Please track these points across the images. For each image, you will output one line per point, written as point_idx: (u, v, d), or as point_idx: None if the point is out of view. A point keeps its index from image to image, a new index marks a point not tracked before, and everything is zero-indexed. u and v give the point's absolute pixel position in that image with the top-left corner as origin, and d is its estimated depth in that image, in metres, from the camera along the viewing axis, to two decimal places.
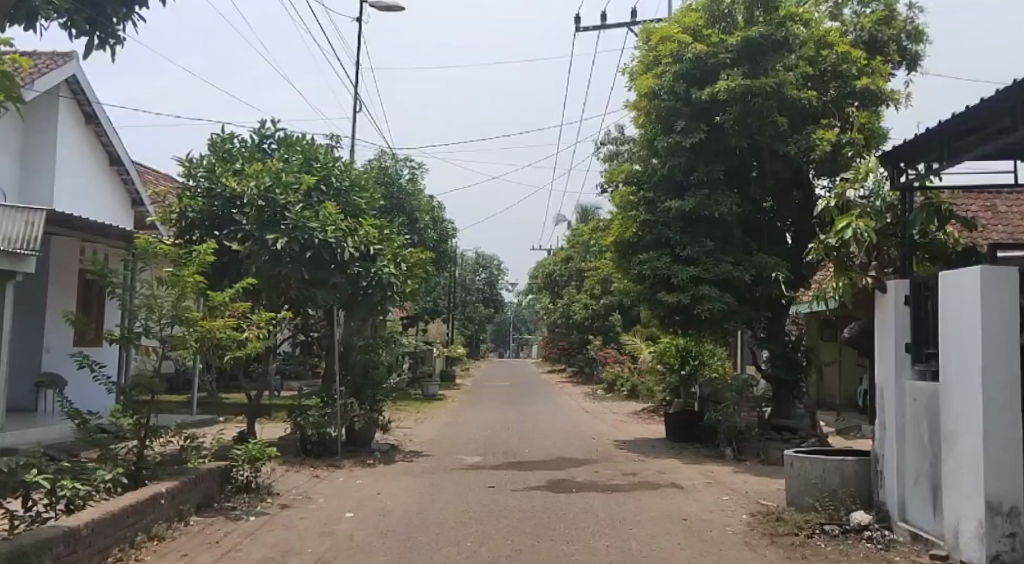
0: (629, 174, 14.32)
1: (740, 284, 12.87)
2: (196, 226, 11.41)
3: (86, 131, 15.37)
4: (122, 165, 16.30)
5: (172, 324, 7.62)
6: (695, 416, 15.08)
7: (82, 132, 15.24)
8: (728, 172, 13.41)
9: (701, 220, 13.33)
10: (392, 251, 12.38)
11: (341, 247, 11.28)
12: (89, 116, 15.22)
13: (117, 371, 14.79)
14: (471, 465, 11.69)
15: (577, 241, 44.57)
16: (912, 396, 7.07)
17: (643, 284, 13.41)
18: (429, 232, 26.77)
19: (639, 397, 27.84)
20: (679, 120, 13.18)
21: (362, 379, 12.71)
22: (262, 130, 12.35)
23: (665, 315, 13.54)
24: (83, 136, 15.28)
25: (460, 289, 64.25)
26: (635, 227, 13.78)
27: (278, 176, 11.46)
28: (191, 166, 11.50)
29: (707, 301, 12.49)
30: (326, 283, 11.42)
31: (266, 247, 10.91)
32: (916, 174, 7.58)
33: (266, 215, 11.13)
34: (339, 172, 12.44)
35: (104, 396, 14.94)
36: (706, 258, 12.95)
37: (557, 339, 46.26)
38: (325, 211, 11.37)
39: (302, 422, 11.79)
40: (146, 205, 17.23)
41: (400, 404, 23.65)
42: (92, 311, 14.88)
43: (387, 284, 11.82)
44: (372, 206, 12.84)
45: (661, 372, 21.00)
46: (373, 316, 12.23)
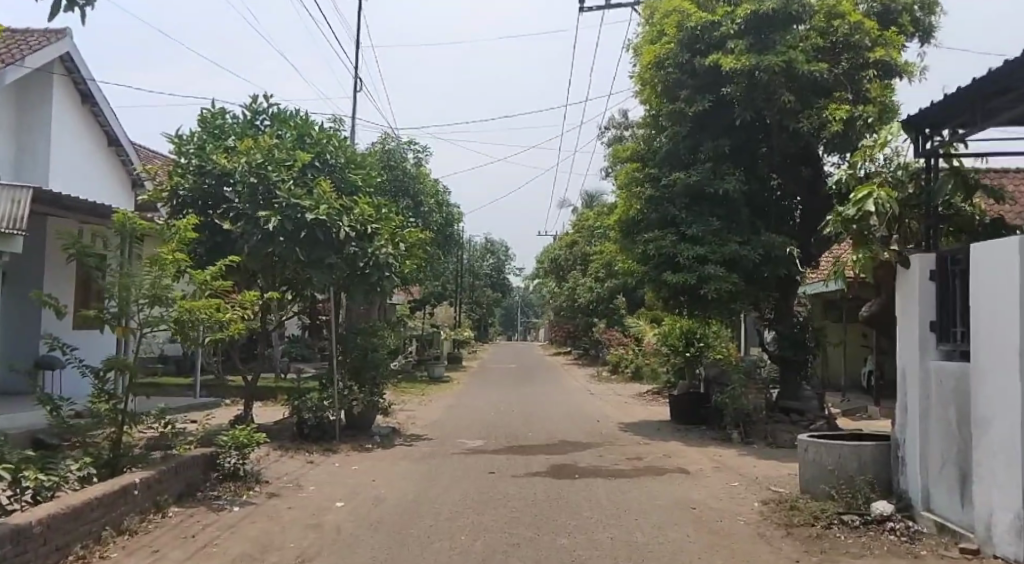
0: (632, 151, 13.83)
1: (751, 265, 12.37)
2: (191, 205, 10.89)
3: (83, 111, 14.85)
4: (121, 146, 15.83)
5: (153, 306, 7.21)
6: (701, 398, 14.62)
7: (77, 113, 14.72)
8: (732, 148, 12.72)
9: (707, 197, 12.78)
10: (388, 232, 11.83)
11: (336, 226, 10.82)
12: (85, 95, 14.72)
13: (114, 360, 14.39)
14: (472, 450, 11.29)
15: (583, 224, 43.99)
16: (938, 378, 6.60)
17: (648, 266, 12.84)
18: (435, 215, 26.18)
19: (645, 380, 27.43)
20: (683, 91, 12.53)
21: (361, 361, 12.27)
22: (254, 105, 11.63)
23: (668, 297, 12.99)
24: (79, 117, 14.77)
25: (466, 273, 63.83)
26: (641, 205, 13.24)
27: (269, 153, 10.92)
28: (182, 143, 11.01)
29: (713, 282, 12.02)
30: (322, 263, 10.95)
31: (258, 226, 10.46)
32: (941, 140, 7.09)
33: (258, 195, 10.66)
34: (334, 149, 11.81)
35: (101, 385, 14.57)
36: (712, 238, 12.40)
37: (564, 322, 45.85)
38: (318, 190, 10.82)
39: (298, 405, 11.37)
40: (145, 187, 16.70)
41: (403, 387, 23.29)
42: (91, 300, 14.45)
43: (386, 264, 11.46)
44: (369, 186, 12.29)
45: (667, 353, 20.62)
46: (372, 298, 11.84)
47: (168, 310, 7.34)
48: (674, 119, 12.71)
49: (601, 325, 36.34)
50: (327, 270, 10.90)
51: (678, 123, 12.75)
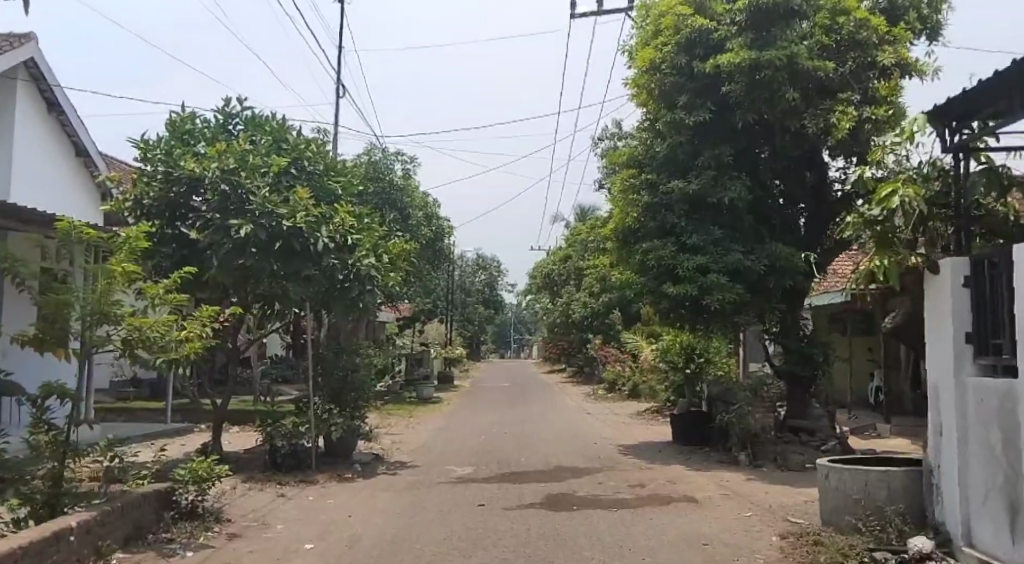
0: (627, 156, 13.15)
1: (755, 275, 11.68)
2: (154, 215, 10.17)
3: (48, 120, 14.11)
4: (90, 157, 15.08)
5: (99, 325, 6.17)
6: (703, 417, 13.91)
7: (42, 122, 13.98)
8: (735, 156, 12.09)
9: (708, 205, 12.09)
10: (370, 244, 11.10)
11: (314, 237, 10.03)
12: (51, 103, 13.98)
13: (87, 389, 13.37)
14: (460, 478, 10.48)
15: (576, 239, 43.37)
16: (976, 396, 5.84)
17: (646, 277, 12.17)
18: (423, 229, 25.47)
19: (641, 398, 26.66)
20: (682, 95, 11.88)
21: (341, 383, 11.50)
22: (226, 108, 10.95)
23: (666, 311, 12.25)
24: (44, 126, 14.03)
25: (458, 291, 63.07)
26: (637, 213, 12.55)
27: (244, 158, 10.11)
28: (147, 148, 10.28)
29: (716, 292, 11.33)
30: (298, 275, 10.17)
31: (228, 235, 9.71)
32: (970, 133, 6.39)
33: (229, 203, 9.87)
34: (312, 155, 11.09)
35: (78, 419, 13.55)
36: (714, 247, 11.75)
37: (557, 339, 45.10)
38: (294, 197, 10.08)
39: (271, 432, 10.55)
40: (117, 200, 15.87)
41: (392, 408, 22.45)
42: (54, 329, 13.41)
43: (367, 277, 10.70)
44: (351, 195, 11.59)
45: (665, 369, 19.89)
46: (353, 315, 11.01)
47: (112, 329, 6.36)
48: (671, 125, 12.05)
49: (595, 341, 35.60)
50: (304, 283, 10.13)
51: (676, 129, 12.09)
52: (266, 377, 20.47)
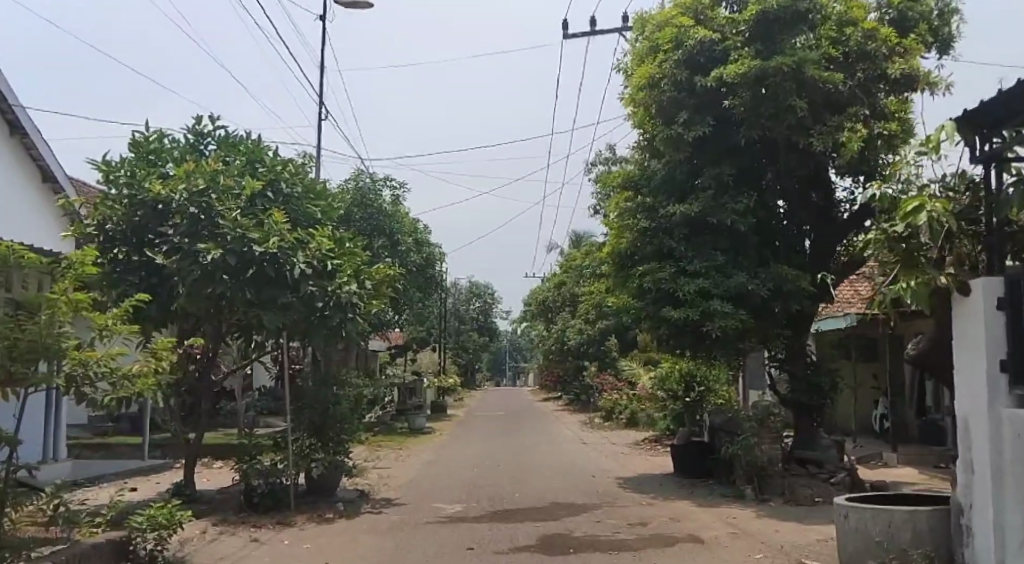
0: (623, 177, 12.65)
1: (758, 300, 11.20)
2: (119, 240, 9.95)
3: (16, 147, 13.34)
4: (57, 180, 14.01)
5: (39, 362, 5.53)
6: (705, 448, 13.31)
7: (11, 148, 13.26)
8: (737, 172, 11.64)
9: (709, 228, 11.64)
10: (352, 270, 10.61)
11: (289, 262, 9.65)
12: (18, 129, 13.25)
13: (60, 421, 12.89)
14: (450, 517, 9.83)
15: (570, 265, 42.92)
16: (1014, 428, 5.28)
17: (644, 302, 11.70)
18: (413, 255, 24.98)
19: (639, 427, 26.00)
20: (681, 112, 11.40)
21: (323, 417, 10.87)
22: (198, 127, 10.66)
23: (664, 340, 11.83)
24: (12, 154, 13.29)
25: (451, 318, 62.44)
26: (635, 234, 12.11)
27: (215, 178, 9.75)
28: (113, 170, 9.94)
29: (719, 318, 10.80)
30: (274, 303, 9.75)
31: (196, 262, 9.33)
32: (1002, 143, 5.89)
33: (197, 223, 9.55)
34: (289, 177, 10.61)
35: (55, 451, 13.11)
36: (716, 274, 11.24)
37: (552, 367, 44.43)
38: (269, 219, 9.60)
39: (247, 470, 9.91)
40: None
41: (381, 440, 21.74)
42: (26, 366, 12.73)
43: (349, 304, 10.18)
44: (332, 218, 11.15)
45: (664, 397, 19.29)
46: (335, 343, 10.52)
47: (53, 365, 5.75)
48: (672, 143, 11.51)
49: (591, 368, 34.99)
50: (280, 312, 9.71)
51: (677, 146, 11.56)
52: (251, 408, 19.80)
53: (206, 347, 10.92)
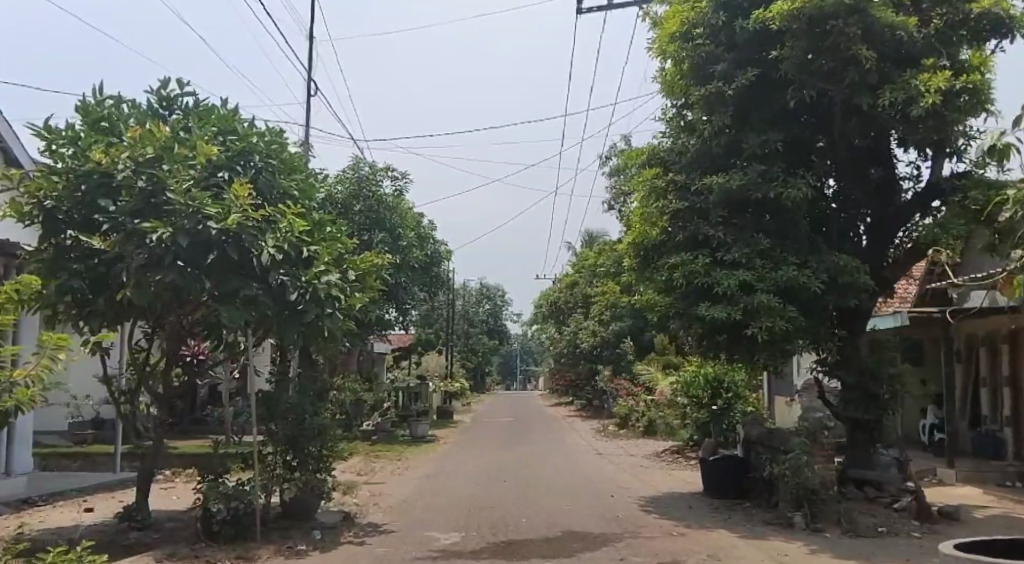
0: (650, 153, 11.26)
1: (809, 295, 9.52)
2: (66, 223, 8.29)
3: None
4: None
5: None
6: (740, 465, 11.56)
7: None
8: (786, 144, 10.18)
9: (750, 205, 10.15)
10: (332, 258, 9.00)
11: (257, 247, 8.00)
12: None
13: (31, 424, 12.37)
14: (445, 551, 8.22)
15: (582, 265, 41.40)
16: None
17: (677, 297, 10.14)
18: (416, 250, 23.57)
19: (657, 436, 24.34)
20: (719, 64, 10.09)
21: (299, 430, 9.21)
22: (164, 89, 8.62)
23: (699, 341, 10.26)
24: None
25: (460, 321, 60.94)
26: (663, 222, 10.66)
27: (167, 146, 8.03)
28: (56, 136, 8.27)
29: (768, 318, 9.14)
30: (236, 297, 8.18)
31: (144, 244, 7.76)
32: None
33: (146, 199, 7.88)
34: (263, 150, 8.71)
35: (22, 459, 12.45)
36: (760, 260, 9.64)
37: (564, 371, 42.80)
38: (229, 192, 7.99)
39: (205, 496, 8.28)
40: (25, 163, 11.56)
41: (381, 449, 20.19)
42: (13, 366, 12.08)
43: (327, 300, 8.61)
44: (310, 198, 9.35)
45: (687, 405, 17.72)
46: (316, 343, 8.97)
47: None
48: (707, 101, 10.19)
49: (605, 373, 33.32)
50: (242, 307, 8.13)
51: (715, 109, 10.19)
52: (240, 415, 18.34)
53: (163, 355, 9.35)
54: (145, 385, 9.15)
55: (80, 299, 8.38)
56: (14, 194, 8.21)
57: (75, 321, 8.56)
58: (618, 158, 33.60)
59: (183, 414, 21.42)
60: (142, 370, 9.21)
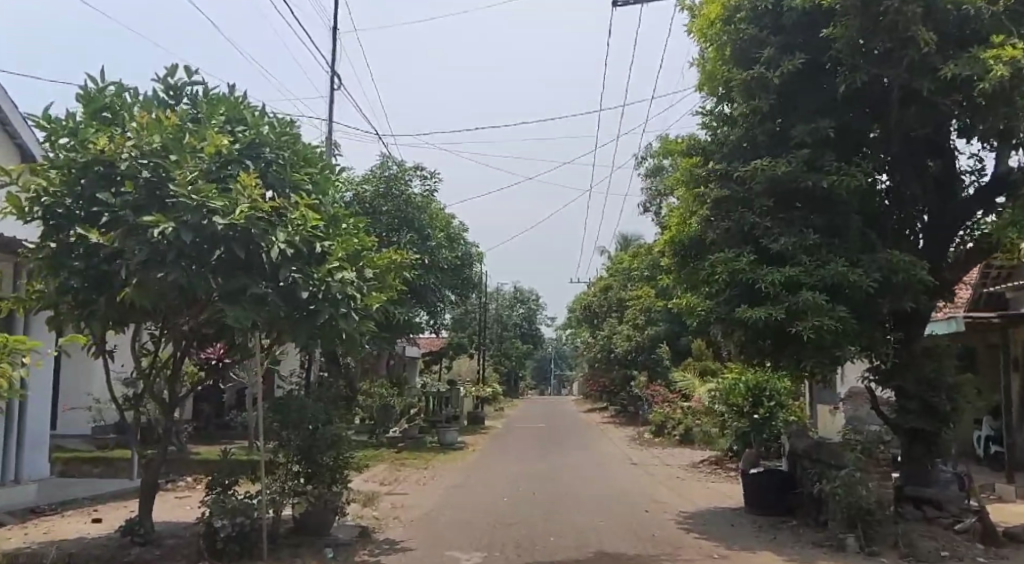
0: (688, 144, 10.69)
1: (864, 295, 8.64)
2: (67, 215, 7.88)
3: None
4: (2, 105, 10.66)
5: None
6: (786, 478, 10.73)
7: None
8: (836, 131, 9.32)
9: (795, 198, 9.38)
10: (348, 254, 8.39)
11: (266, 243, 7.38)
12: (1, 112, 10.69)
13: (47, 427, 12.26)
14: None
15: (617, 268, 40.63)
16: None
17: (719, 299, 9.40)
18: (446, 252, 23.08)
19: (694, 444, 23.47)
20: (764, 49, 9.34)
21: (310, 439, 8.67)
22: (169, 76, 8.12)
23: (743, 346, 9.46)
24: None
25: (493, 325, 60.47)
26: (704, 210, 10.07)
27: (173, 135, 7.60)
28: (57, 127, 7.93)
29: (818, 317, 8.30)
30: (243, 296, 7.48)
31: (146, 239, 7.18)
32: None
33: (148, 191, 7.43)
34: (274, 140, 8.20)
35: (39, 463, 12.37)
36: (807, 258, 8.84)
37: (598, 377, 42.01)
38: (237, 184, 7.40)
39: (209, 509, 7.77)
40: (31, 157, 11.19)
41: (407, 456, 19.69)
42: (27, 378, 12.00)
43: (343, 298, 7.92)
44: (326, 192, 8.77)
45: (726, 413, 16.91)
46: (330, 344, 8.35)
47: None
48: (748, 88, 9.48)
49: (640, 379, 32.48)
50: (251, 306, 7.42)
51: (757, 95, 9.46)
52: None
53: (172, 355, 8.96)
54: (154, 393, 8.64)
55: (79, 298, 7.91)
56: (15, 186, 7.91)
57: (76, 322, 8.13)
58: (653, 159, 32.82)
59: (211, 418, 21.24)
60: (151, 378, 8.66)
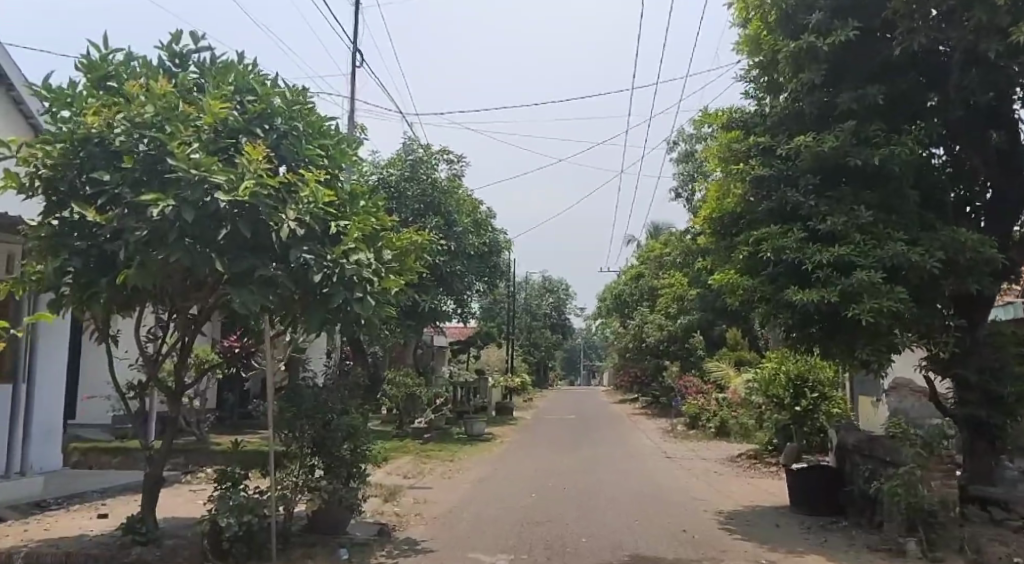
0: (728, 117, 9.93)
1: (925, 277, 7.76)
2: (69, 197, 6.98)
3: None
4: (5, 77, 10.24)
5: None
6: (834, 477, 10.04)
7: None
8: (890, 99, 8.39)
9: (848, 170, 8.52)
10: (365, 234, 7.64)
11: (275, 220, 6.58)
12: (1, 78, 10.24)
13: (60, 415, 12.03)
14: None
15: (648, 256, 39.80)
16: None
17: (765, 283, 8.60)
18: (472, 238, 22.48)
19: (729, 436, 22.64)
20: (813, 14, 8.36)
21: (323, 433, 8.12)
22: (176, 39, 7.53)
23: (798, 335, 8.60)
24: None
25: (522, 315, 59.93)
26: (744, 186, 9.23)
27: (170, 104, 6.79)
28: (56, 97, 7.01)
29: (881, 300, 7.42)
30: (250, 280, 6.62)
31: (145, 217, 6.36)
32: None
33: (147, 166, 6.58)
34: (283, 110, 7.46)
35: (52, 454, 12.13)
36: (862, 234, 7.97)
37: (628, 367, 41.25)
38: (241, 157, 6.57)
39: (214, 508, 7.25)
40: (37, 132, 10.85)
41: (433, 448, 19.19)
42: (46, 360, 11.73)
43: (361, 281, 7.02)
44: (340, 167, 8.04)
45: (765, 406, 16.11)
46: (347, 333, 7.53)
47: None
48: (794, 61, 8.59)
49: (672, 369, 31.68)
50: (258, 290, 6.58)
51: (803, 69, 8.58)
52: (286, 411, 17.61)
53: (185, 342, 7.92)
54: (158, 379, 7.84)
55: (79, 280, 6.86)
56: (14, 162, 7.00)
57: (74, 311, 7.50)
58: (685, 143, 31.94)
59: (234, 408, 21.04)
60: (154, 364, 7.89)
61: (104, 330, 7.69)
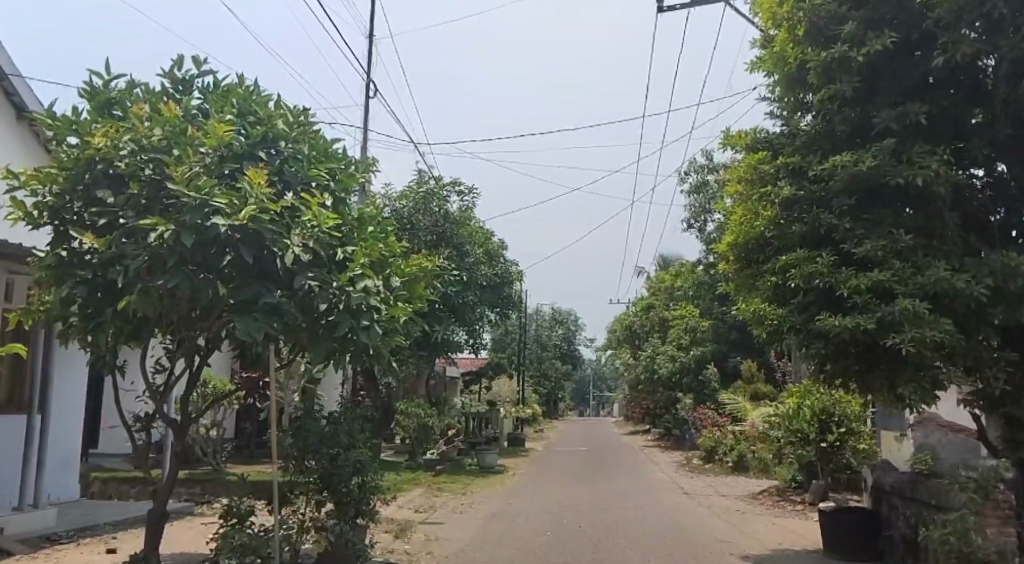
0: (755, 141, 9.58)
1: (971, 306, 7.23)
2: (74, 226, 6.45)
3: (10, 127, 10.07)
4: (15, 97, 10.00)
5: None
6: (870, 518, 9.54)
7: (12, 136, 10.11)
8: (928, 121, 7.95)
9: (886, 195, 8.08)
10: (372, 260, 7.25)
11: (279, 244, 6.16)
12: (19, 109, 10.08)
13: (76, 443, 11.72)
14: None
15: (660, 288, 39.32)
16: None
17: (801, 315, 8.16)
18: (484, 267, 22.11)
19: (749, 472, 21.90)
20: (845, 26, 8.00)
21: (328, 469, 7.65)
22: (177, 61, 7.09)
23: (836, 367, 8.08)
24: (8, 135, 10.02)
25: (533, 347, 59.32)
26: (774, 211, 8.89)
27: (175, 126, 6.41)
28: (60, 124, 6.52)
29: (928, 330, 6.90)
30: (251, 306, 6.18)
31: (144, 242, 5.98)
32: None
33: (150, 193, 6.18)
34: (290, 132, 7.08)
35: (69, 483, 11.81)
36: (903, 263, 7.50)
37: (641, 400, 40.52)
38: (244, 181, 6.18)
39: (218, 549, 6.80)
40: (43, 149, 10.50)
41: (443, 482, 18.58)
42: (63, 387, 11.45)
43: (365, 309, 6.57)
44: (350, 191, 7.62)
45: (788, 441, 15.51)
46: (351, 362, 7.06)
47: None
48: (827, 69, 8.23)
49: (686, 401, 31.01)
50: (261, 317, 6.11)
51: (836, 79, 8.24)
52: None
53: (186, 374, 7.25)
54: (165, 412, 6.97)
55: (86, 310, 6.31)
56: (18, 191, 6.47)
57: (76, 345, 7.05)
58: (699, 174, 31.69)
59: (252, 437, 20.70)
60: (161, 396, 7.00)
61: (110, 360, 6.99)
